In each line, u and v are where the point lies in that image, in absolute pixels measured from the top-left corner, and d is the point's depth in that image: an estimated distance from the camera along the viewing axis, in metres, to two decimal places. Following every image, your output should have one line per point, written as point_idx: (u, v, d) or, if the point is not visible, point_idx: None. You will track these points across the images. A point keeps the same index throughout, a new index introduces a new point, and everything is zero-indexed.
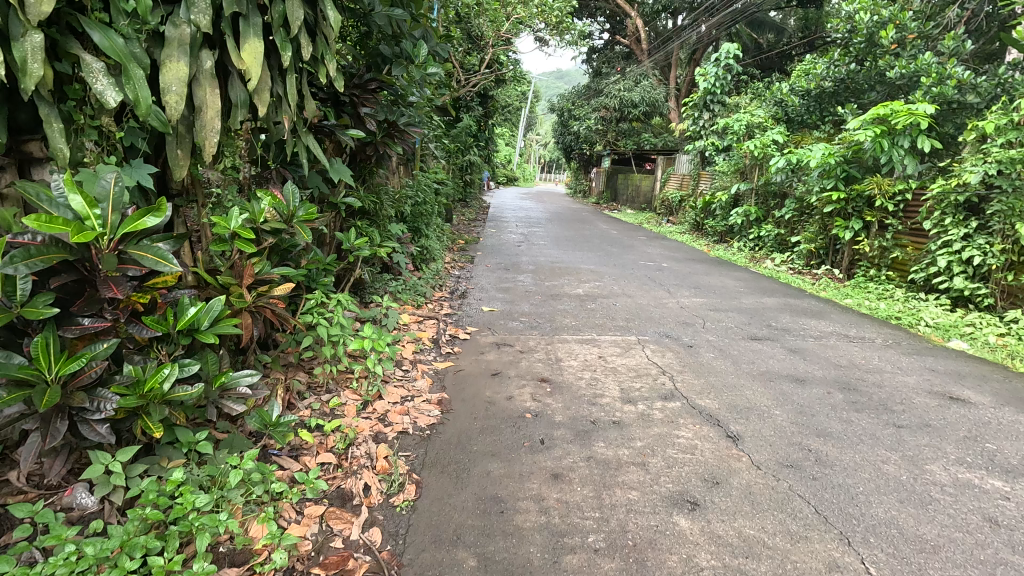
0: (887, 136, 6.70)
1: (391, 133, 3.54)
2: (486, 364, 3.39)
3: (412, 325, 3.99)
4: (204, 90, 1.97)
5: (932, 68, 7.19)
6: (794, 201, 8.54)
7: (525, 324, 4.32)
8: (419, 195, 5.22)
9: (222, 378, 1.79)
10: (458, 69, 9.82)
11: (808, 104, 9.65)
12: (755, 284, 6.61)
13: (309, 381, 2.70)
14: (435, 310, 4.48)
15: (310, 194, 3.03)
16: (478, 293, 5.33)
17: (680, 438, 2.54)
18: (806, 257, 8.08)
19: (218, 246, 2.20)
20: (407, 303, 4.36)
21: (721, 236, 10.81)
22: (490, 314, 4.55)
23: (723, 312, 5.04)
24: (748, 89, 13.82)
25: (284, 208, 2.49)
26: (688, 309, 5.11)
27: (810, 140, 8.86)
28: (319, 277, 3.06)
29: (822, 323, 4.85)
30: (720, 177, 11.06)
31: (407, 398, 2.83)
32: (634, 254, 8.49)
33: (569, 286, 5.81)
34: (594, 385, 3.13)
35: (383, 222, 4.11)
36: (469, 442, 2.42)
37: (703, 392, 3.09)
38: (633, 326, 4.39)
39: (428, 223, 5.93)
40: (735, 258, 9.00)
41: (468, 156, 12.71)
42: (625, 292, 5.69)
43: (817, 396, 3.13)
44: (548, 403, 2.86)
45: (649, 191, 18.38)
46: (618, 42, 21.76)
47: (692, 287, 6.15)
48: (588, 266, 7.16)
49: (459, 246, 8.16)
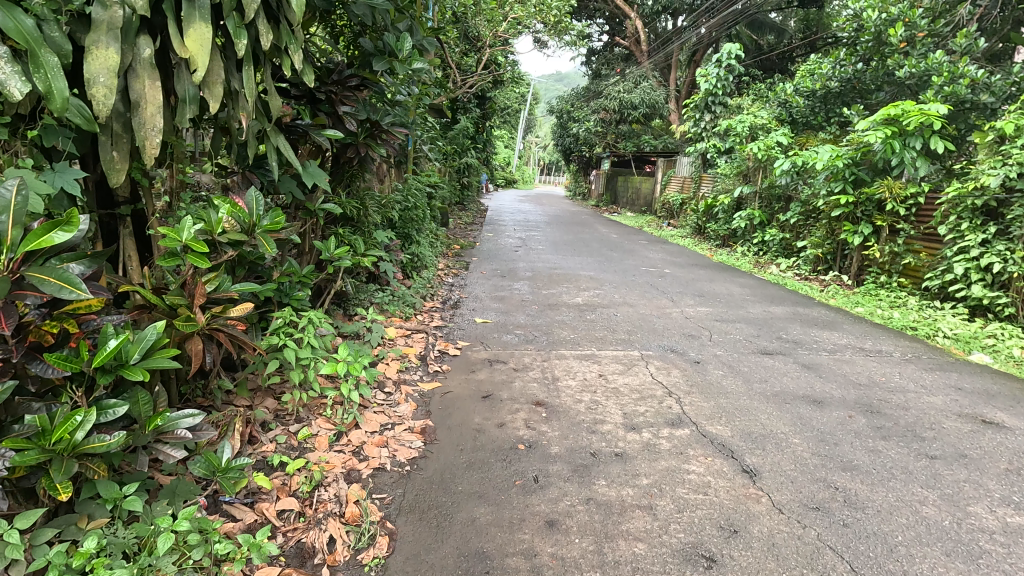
0: (898, 137, 6.44)
1: (374, 133, 3.27)
2: (477, 384, 3.11)
3: (398, 340, 3.72)
4: (142, 82, 1.70)
5: (944, 67, 6.93)
6: (800, 205, 8.29)
7: (520, 337, 4.05)
8: (409, 199, 4.96)
9: (157, 420, 1.52)
10: (455, 69, 9.56)
11: (814, 105, 9.39)
12: (762, 292, 6.35)
13: (276, 409, 2.44)
14: (425, 323, 4.21)
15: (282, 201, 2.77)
16: (472, 302, 5.07)
17: (690, 474, 2.27)
18: (812, 262, 7.83)
19: (165, 262, 1.96)
20: (394, 315, 4.10)
21: (724, 241, 10.56)
22: (483, 327, 4.28)
23: (731, 323, 4.76)
24: (750, 90, 13.56)
25: (245, 218, 2.20)
26: (693, 319, 4.85)
27: (816, 142, 8.61)
28: (292, 292, 2.80)
29: (835, 335, 4.58)
30: (722, 180, 10.81)
31: (387, 426, 2.56)
32: (634, 259, 8.24)
33: (567, 294, 5.54)
34: (593, 409, 2.86)
35: (367, 229, 3.84)
36: (453, 480, 2.15)
37: (714, 417, 2.82)
38: (635, 339, 4.12)
39: (421, 229, 5.66)
40: (738, 263, 8.74)
41: (466, 158, 12.47)
42: (626, 301, 5.42)
43: (838, 420, 2.85)
44: (543, 432, 2.58)
45: (649, 194, 18.13)
46: (617, 44, 21.54)
47: (696, 295, 5.88)
48: (587, 272, 6.90)
49: (454, 251, 7.90)
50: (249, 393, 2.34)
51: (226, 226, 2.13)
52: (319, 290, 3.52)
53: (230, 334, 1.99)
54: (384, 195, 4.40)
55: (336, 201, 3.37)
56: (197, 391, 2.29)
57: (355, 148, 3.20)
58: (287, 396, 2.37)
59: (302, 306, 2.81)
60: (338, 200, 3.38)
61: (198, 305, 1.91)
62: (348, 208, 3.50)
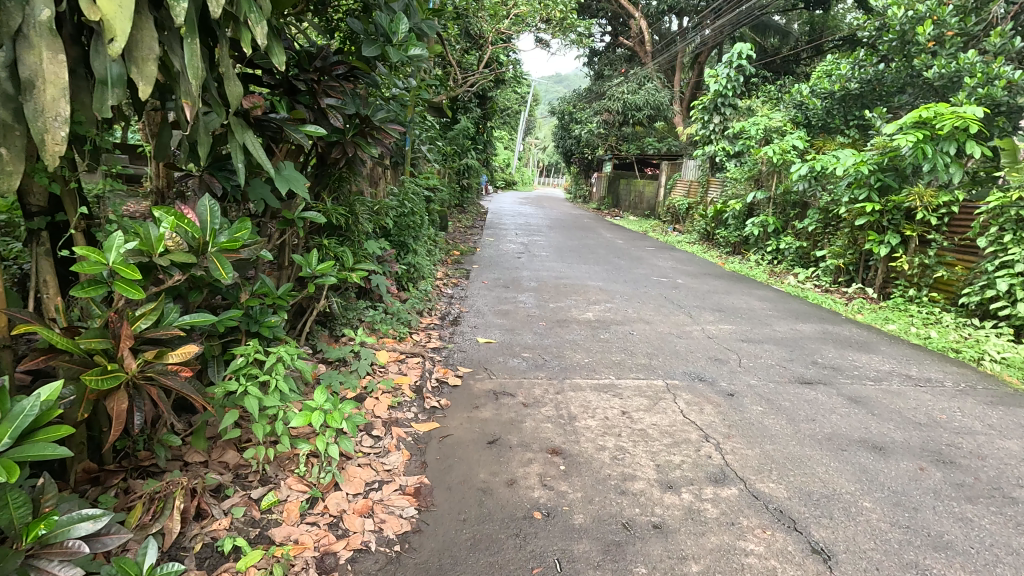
0: (929, 142, 6.02)
1: (363, 130, 2.83)
2: (481, 425, 2.67)
3: (390, 366, 3.28)
4: (38, 54, 1.25)
5: (977, 67, 6.49)
6: (819, 212, 7.86)
7: (529, 362, 3.60)
8: (405, 205, 4.53)
9: (39, 528, 1.08)
10: (455, 66, 9.12)
11: (831, 107, 9.03)
12: (784, 306, 5.92)
13: (235, 465, 2.00)
14: (421, 344, 3.77)
15: (253, 209, 2.33)
16: (473, 318, 4.62)
17: (748, 556, 1.83)
18: (833, 273, 7.40)
19: (83, 292, 1.50)
20: (386, 336, 3.65)
21: (734, 248, 10.13)
22: (486, 348, 3.84)
23: (758, 345, 4.32)
24: (759, 93, 13.15)
25: (194, 234, 1.74)
26: (717, 340, 4.40)
27: (835, 147, 8.20)
28: (265, 317, 2.36)
29: (875, 359, 4.14)
30: (732, 184, 10.39)
31: (374, 485, 2.11)
32: (644, 268, 7.81)
33: (576, 309, 5.10)
34: (620, 459, 2.41)
35: (357, 239, 3.40)
36: (454, 569, 1.69)
37: (763, 471, 2.37)
38: (657, 365, 3.68)
39: (418, 237, 5.23)
40: (753, 272, 8.32)
41: (466, 159, 12.02)
42: (640, 317, 4.98)
43: (909, 475, 2.41)
44: (563, 492, 2.14)
45: (652, 198, 17.66)
46: (620, 45, 21.15)
47: (716, 310, 5.45)
48: (595, 283, 6.46)
49: (453, 257, 7.47)
50: (204, 448, 1.91)
51: (168, 245, 1.68)
52: (300, 309, 3.07)
53: (170, 385, 1.56)
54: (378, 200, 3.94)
55: (321, 209, 2.94)
56: (139, 444, 1.87)
57: (342, 147, 2.76)
58: (249, 453, 1.92)
59: (277, 335, 2.38)
60: (323, 208, 2.94)
61: (126, 348, 1.48)
62: (334, 216, 3.05)
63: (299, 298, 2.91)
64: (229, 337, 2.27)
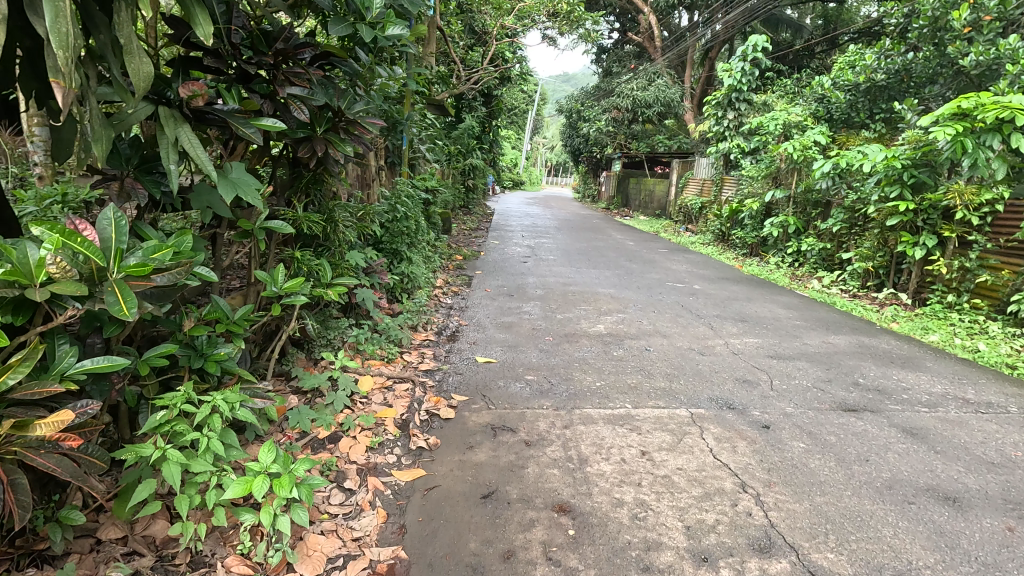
0: (969, 135, 5.54)
1: (336, 125, 2.45)
2: (474, 472, 2.25)
3: (374, 395, 2.88)
4: None
5: (1020, 53, 5.97)
6: (844, 211, 7.38)
7: (532, 387, 3.17)
8: (396, 210, 4.13)
9: None
10: (457, 63, 8.72)
11: (855, 100, 8.72)
12: (812, 314, 5.46)
13: (162, 541, 1.61)
14: (412, 366, 3.36)
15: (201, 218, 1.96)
16: (473, 333, 4.20)
17: None
18: (861, 277, 6.91)
19: None
20: (372, 358, 3.25)
21: (751, 250, 9.64)
22: (485, 369, 3.43)
23: (790, 363, 3.87)
24: (774, 87, 12.64)
25: (89, 257, 1.34)
26: (743, 357, 3.96)
27: (860, 142, 7.72)
28: (215, 348, 1.99)
29: (924, 378, 3.68)
30: (748, 183, 9.91)
31: (337, 562, 1.70)
32: (657, 272, 7.38)
33: (585, 321, 4.67)
34: (641, 519, 1.99)
35: (337, 251, 3.01)
36: None
37: (818, 536, 1.93)
38: (678, 389, 3.25)
39: (414, 244, 4.82)
40: (773, 275, 7.86)
41: (470, 160, 11.61)
42: (656, 329, 4.54)
43: (995, 538, 1.96)
44: (572, 570, 1.72)
45: (663, 197, 17.16)
46: (628, 41, 20.64)
47: (739, 320, 5.00)
48: (606, 289, 6.03)
49: (455, 263, 7.07)
50: (127, 517, 1.56)
51: (52, 272, 1.30)
52: (266, 335, 2.72)
53: (41, 464, 1.20)
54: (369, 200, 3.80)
55: (290, 216, 2.56)
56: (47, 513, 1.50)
57: (313, 144, 2.37)
58: (172, 531, 1.52)
59: (229, 369, 2.00)
60: (294, 216, 2.56)
61: None
62: (309, 224, 2.66)
63: (265, 322, 2.55)
64: (168, 374, 1.89)
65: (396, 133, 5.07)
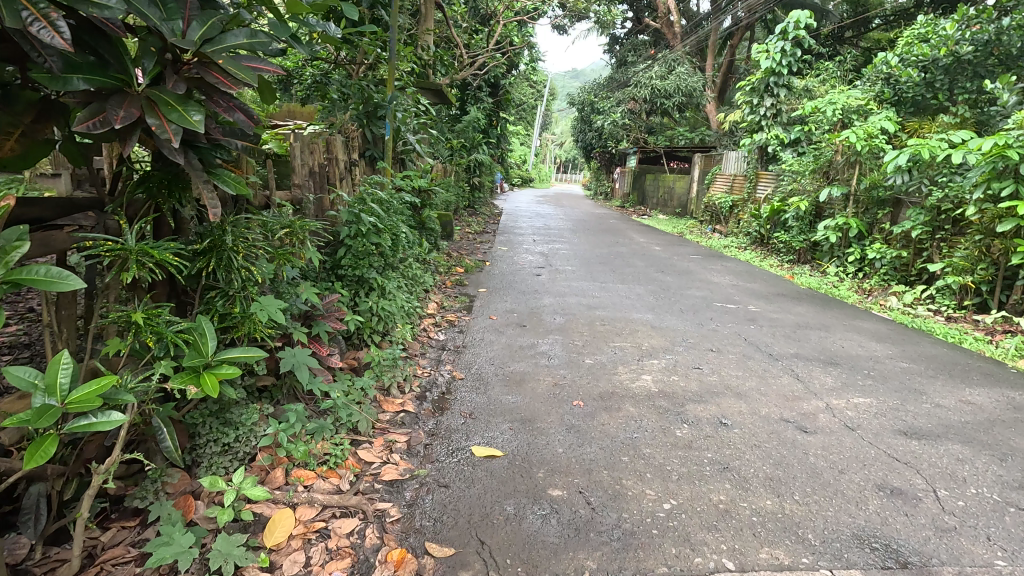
0: None
1: (176, 70, 1.30)
2: None
3: (285, 556, 1.66)
4: None
5: None
6: (924, 211, 6.04)
7: (561, 520, 1.92)
8: (358, 223, 2.93)
9: None
10: (460, 44, 7.50)
11: (931, 78, 7.36)
12: (916, 350, 4.16)
13: None
14: (367, 475, 2.12)
15: None
16: (469, 395, 2.96)
17: None
18: (954, 294, 5.55)
19: None
20: (300, 467, 2.04)
21: (798, 256, 8.27)
22: (483, 473, 2.19)
23: (940, 448, 2.59)
24: (815, 71, 11.23)
25: None
26: (865, 437, 2.68)
27: (939, 129, 6.39)
28: None
29: None
30: (792, 178, 8.56)
31: None
32: (699, 287, 6.10)
33: (624, 369, 3.42)
34: None
35: (230, 302, 1.80)
36: None
37: None
38: (799, 517, 2.00)
39: (392, 265, 3.59)
40: (835, 289, 6.53)
41: (476, 155, 10.38)
42: (726, 383, 3.28)
43: None
44: None
45: (684, 195, 15.74)
46: (643, 30, 19.30)
47: (829, 364, 3.72)
48: (642, 315, 4.76)
49: (454, 278, 5.85)
50: None
51: None
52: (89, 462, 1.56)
53: None
54: (307, 123, 5.70)
55: (105, 252, 1.41)
56: None
57: (107, 107, 1.18)
58: None
59: None
60: (111, 250, 1.39)
61: None
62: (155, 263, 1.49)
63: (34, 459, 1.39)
64: None
65: (376, 120, 4.24)
